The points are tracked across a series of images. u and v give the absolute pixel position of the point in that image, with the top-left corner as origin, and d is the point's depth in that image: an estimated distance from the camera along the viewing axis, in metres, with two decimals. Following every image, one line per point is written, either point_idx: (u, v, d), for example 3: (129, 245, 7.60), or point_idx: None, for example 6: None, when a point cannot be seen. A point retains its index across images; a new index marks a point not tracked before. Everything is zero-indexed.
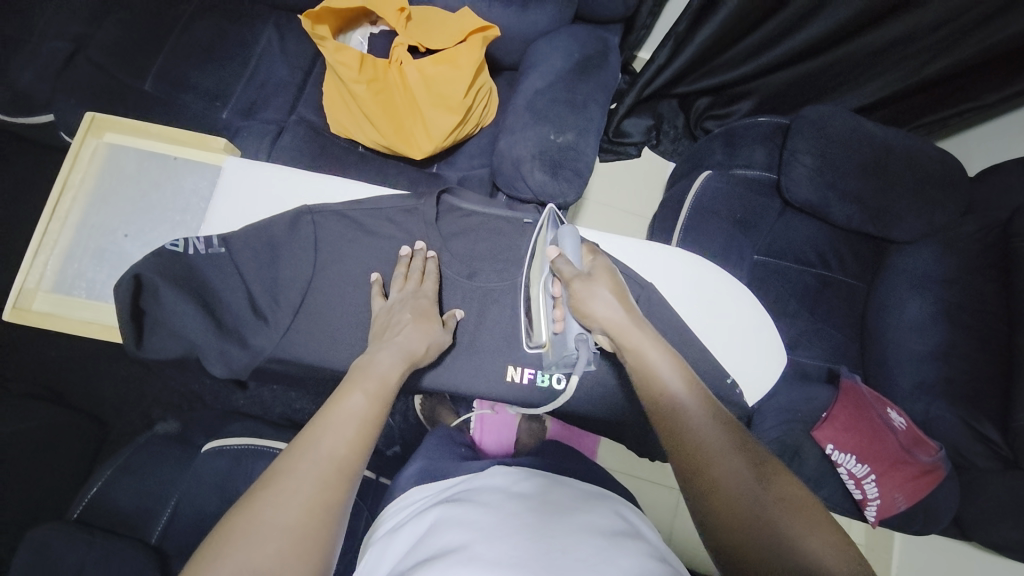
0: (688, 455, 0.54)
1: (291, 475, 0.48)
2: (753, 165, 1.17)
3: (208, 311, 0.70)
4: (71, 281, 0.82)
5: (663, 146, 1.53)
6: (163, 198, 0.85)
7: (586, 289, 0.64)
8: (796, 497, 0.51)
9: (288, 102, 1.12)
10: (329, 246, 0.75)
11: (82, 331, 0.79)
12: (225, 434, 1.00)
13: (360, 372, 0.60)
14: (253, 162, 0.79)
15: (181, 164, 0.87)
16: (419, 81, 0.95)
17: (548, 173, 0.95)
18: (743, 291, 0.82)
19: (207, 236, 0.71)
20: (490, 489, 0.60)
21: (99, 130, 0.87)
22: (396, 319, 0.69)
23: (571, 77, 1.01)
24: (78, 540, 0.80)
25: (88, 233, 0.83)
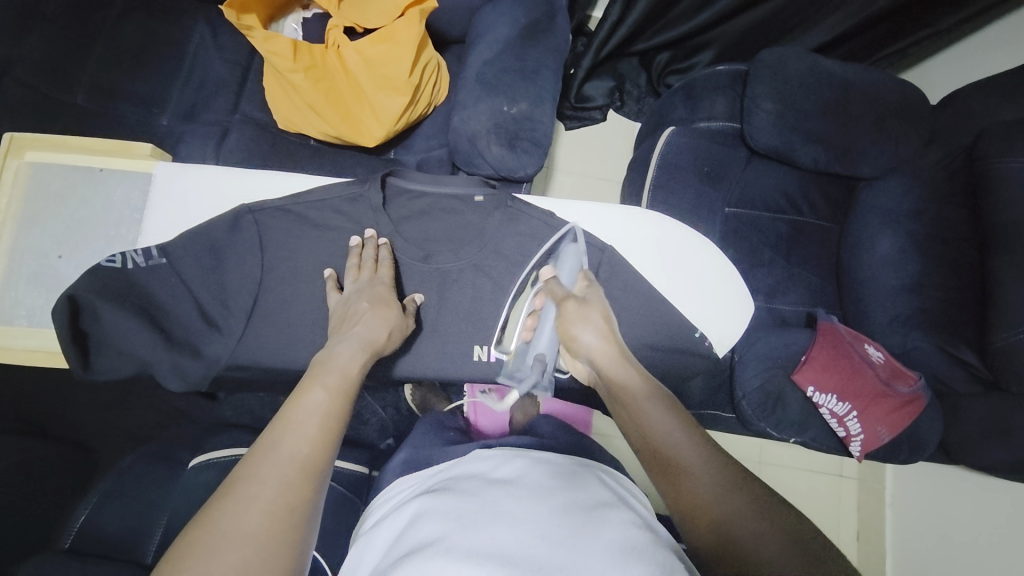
0: (667, 470, 0.55)
1: (250, 482, 0.47)
2: (715, 115, 1.15)
3: (153, 325, 0.69)
4: (10, 310, 0.78)
5: (629, 108, 1.49)
6: (93, 213, 0.80)
7: (581, 313, 0.65)
8: (793, 522, 0.49)
9: (231, 100, 1.07)
10: (275, 245, 0.73)
11: (28, 361, 0.76)
12: (210, 447, 0.99)
13: (318, 369, 0.58)
14: (186, 165, 0.76)
15: (108, 176, 0.82)
16: (360, 64, 0.90)
17: (505, 146, 0.93)
18: (708, 244, 0.82)
19: (145, 249, 0.69)
20: (469, 476, 0.60)
21: (19, 150, 0.82)
22: (353, 309, 0.67)
23: (519, 43, 0.98)
24: (69, 567, 0.79)
25: (19, 258, 0.79)
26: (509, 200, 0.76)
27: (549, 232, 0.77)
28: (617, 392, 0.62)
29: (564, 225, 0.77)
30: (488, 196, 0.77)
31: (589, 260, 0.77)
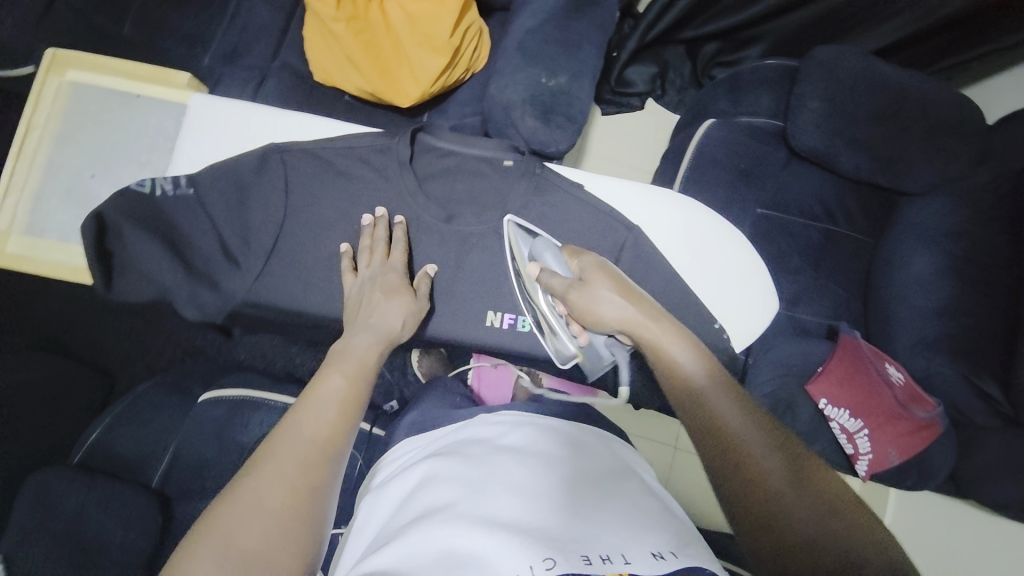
0: (723, 450, 0.53)
1: (271, 463, 0.51)
2: (758, 111, 1.12)
3: (175, 252, 0.70)
4: (42, 224, 0.80)
5: (669, 97, 1.45)
6: (128, 137, 0.81)
7: (588, 295, 0.65)
8: (825, 488, 0.51)
9: (270, 47, 1.07)
10: (301, 188, 0.73)
11: (54, 274, 0.78)
12: (222, 385, 1.02)
13: (333, 358, 0.62)
14: (220, 98, 0.76)
15: (145, 102, 0.83)
16: (402, 20, 0.89)
17: (540, 119, 0.91)
18: (736, 236, 0.79)
19: (174, 178, 0.70)
20: (478, 440, 0.59)
21: (61, 67, 0.83)
22: (367, 296, 0.68)
23: (565, 14, 0.95)
24: (76, 484, 0.85)
25: (55, 174, 0.81)
26: (538, 170, 0.75)
27: (573, 203, 0.75)
28: (655, 348, 0.61)
29: (589, 197, 0.76)
30: (517, 161, 0.75)
31: (611, 239, 0.76)
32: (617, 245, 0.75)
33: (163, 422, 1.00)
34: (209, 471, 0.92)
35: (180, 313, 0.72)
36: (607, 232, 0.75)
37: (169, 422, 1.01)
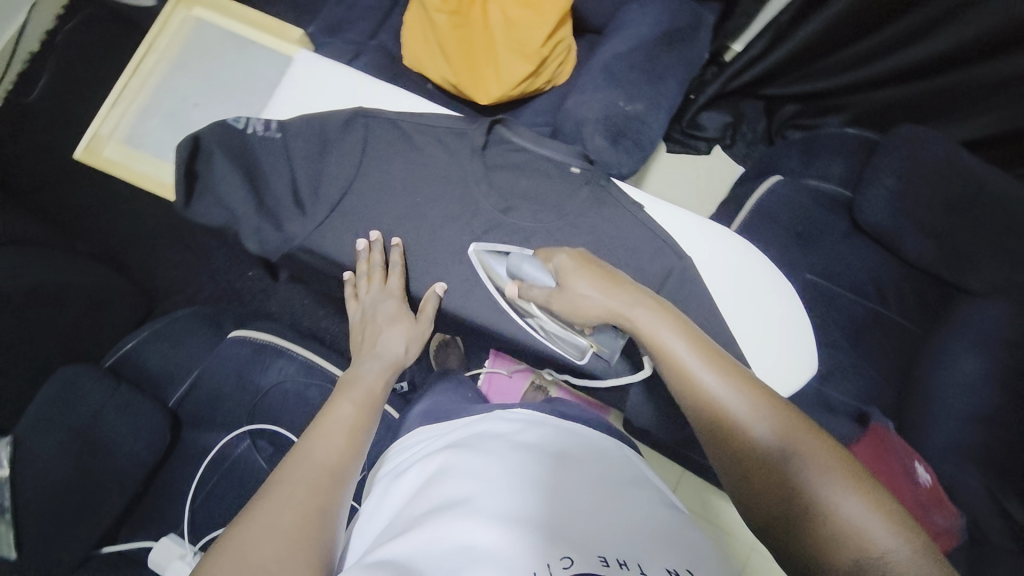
0: (727, 439, 0.55)
1: (282, 487, 0.56)
2: (828, 177, 1.10)
3: (252, 188, 0.74)
4: (142, 138, 0.86)
5: (736, 149, 1.43)
6: (233, 76, 0.87)
7: (566, 298, 0.66)
8: (827, 453, 0.51)
9: (371, 27, 1.14)
10: (376, 154, 0.77)
11: (140, 184, 0.84)
12: (251, 327, 1.05)
13: (345, 388, 0.69)
14: (323, 59, 0.81)
15: (256, 48, 0.88)
16: (500, 22, 0.93)
17: (609, 140, 0.93)
18: (785, 287, 0.77)
19: (267, 121, 0.75)
20: (491, 435, 0.59)
21: (192, 3, 0.90)
22: (372, 324, 0.75)
23: (655, 46, 0.97)
24: (105, 384, 0.89)
25: (163, 96, 0.87)
26: (603, 181, 0.77)
27: (630, 220, 0.76)
28: (643, 336, 0.61)
29: (646, 217, 0.76)
30: (584, 168, 0.77)
31: (660, 264, 0.76)
32: (663, 270, 0.75)
33: (191, 348, 1.03)
34: (228, 404, 0.98)
35: (241, 244, 0.76)
36: (657, 257, 0.75)
37: (195, 349, 1.03)
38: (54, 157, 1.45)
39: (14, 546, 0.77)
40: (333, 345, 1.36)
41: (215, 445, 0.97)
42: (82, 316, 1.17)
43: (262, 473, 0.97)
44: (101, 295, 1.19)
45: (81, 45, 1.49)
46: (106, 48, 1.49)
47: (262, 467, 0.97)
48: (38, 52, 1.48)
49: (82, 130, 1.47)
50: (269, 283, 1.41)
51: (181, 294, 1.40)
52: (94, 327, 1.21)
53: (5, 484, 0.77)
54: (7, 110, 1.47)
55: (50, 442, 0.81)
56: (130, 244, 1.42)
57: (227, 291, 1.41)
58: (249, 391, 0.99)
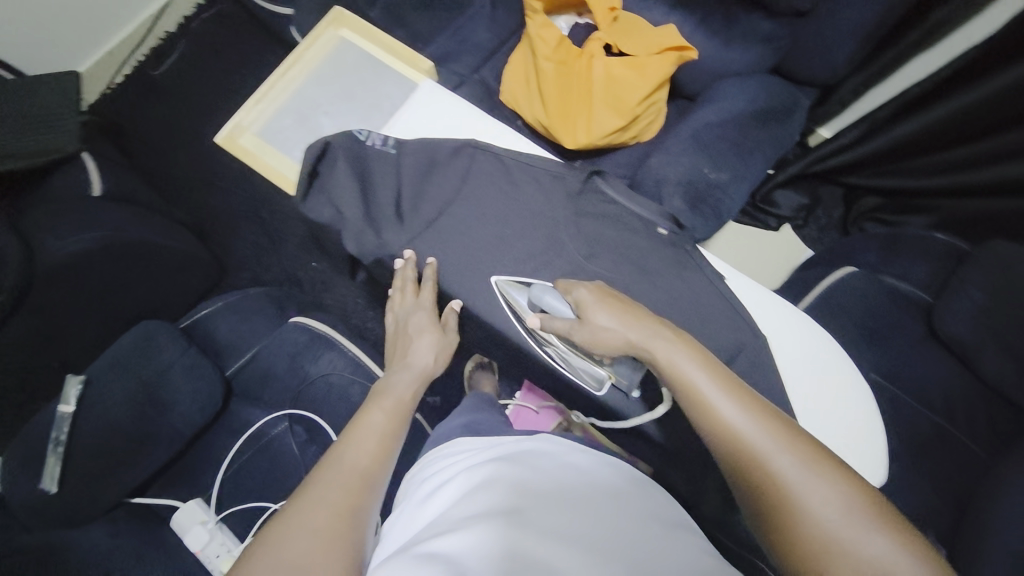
0: (741, 465, 0.57)
1: (319, 489, 0.61)
2: (907, 278, 1.07)
3: (363, 197, 0.79)
4: (273, 134, 0.92)
5: (808, 231, 1.42)
6: (364, 94, 0.94)
7: (588, 329, 0.69)
8: (853, 492, 0.52)
9: (475, 62, 1.22)
10: (478, 182, 0.82)
11: (267, 176, 0.90)
12: (312, 315, 1.11)
13: (378, 397, 0.75)
14: (445, 91, 0.88)
15: (390, 73, 0.95)
16: (602, 78, 0.97)
17: (688, 202, 0.95)
18: (858, 385, 0.75)
19: (386, 137, 0.82)
20: (525, 456, 0.67)
21: (341, 23, 0.97)
22: (405, 335, 0.82)
23: (749, 122, 0.99)
24: (179, 344, 0.95)
25: (299, 101, 0.93)
26: (687, 246, 0.78)
27: (709, 289, 0.76)
28: (664, 368, 0.64)
29: (726, 288, 0.76)
30: (672, 232, 0.79)
31: (734, 337, 0.74)
32: (734, 344, 0.74)
33: (254, 325, 1.08)
34: (277, 385, 1.02)
35: (342, 243, 0.82)
36: (731, 331, 0.75)
37: (258, 327, 1.08)
38: (168, 130, 1.60)
39: (56, 480, 0.82)
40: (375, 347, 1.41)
41: (257, 421, 1.01)
42: (164, 277, 1.26)
43: (292, 459, 1.00)
44: (185, 261, 1.29)
45: (214, 36, 1.66)
46: (234, 43, 1.66)
47: (294, 453, 1.00)
48: (176, 36, 1.66)
49: (197, 110, 1.62)
50: (329, 277, 1.48)
51: (248, 272, 1.50)
52: (171, 288, 1.30)
53: (67, 418, 0.86)
54: (138, 82, 1.63)
55: (115, 387, 0.90)
56: (215, 218, 1.54)
57: (289, 277, 1.49)
58: (298, 376, 1.03)
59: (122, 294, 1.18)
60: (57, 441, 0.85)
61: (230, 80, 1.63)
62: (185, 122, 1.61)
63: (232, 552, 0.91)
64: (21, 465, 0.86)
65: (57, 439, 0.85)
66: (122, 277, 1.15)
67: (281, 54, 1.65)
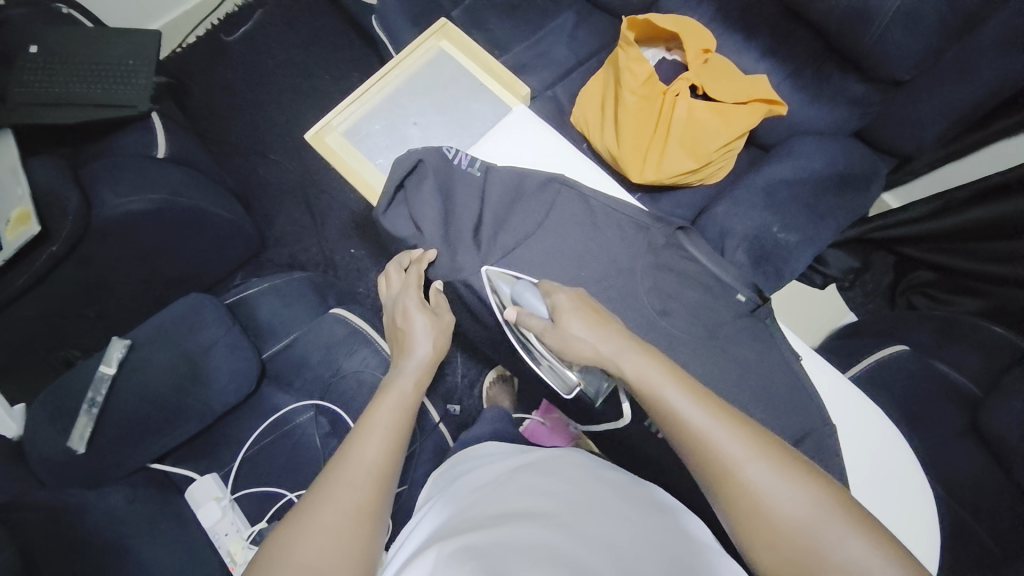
0: (711, 475, 0.53)
1: (330, 488, 0.59)
2: (959, 368, 0.99)
3: (444, 215, 0.80)
4: (359, 136, 0.91)
5: (853, 294, 1.37)
6: (452, 108, 0.93)
7: (560, 336, 0.64)
8: (825, 492, 0.51)
9: (550, 78, 1.20)
10: (559, 219, 0.81)
11: (347, 177, 0.88)
12: (350, 308, 1.10)
13: (382, 393, 0.71)
14: (536, 119, 0.89)
15: (482, 91, 0.94)
16: (684, 120, 0.95)
17: (750, 258, 0.94)
18: (925, 493, 0.72)
19: (473, 159, 0.83)
20: (524, 465, 0.69)
21: (443, 36, 0.96)
22: (398, 324, 0.78)
23: (826, 186, 0.96)
24: (222, 321, 0.95)
25: (389, 108, 0.92)
26: (767, 319, 0.75)
27: (782, 367, 0.73)
28: (630, 378, 0.59)
29: (800, 369, 0.73)
30: (752, 301, 0.76)
31: (801, 421, 0.71)
32: (802, 429, 0.70)
33: (293, 311, 1.08)
34: (309, 374, 1.03)
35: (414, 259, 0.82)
36: (799, 414, 0.71)
37: (297, 313, 1.08)
38: (230, 97, 1.62)
39: (84, 441, 0.85)
40: None
41: (283, 408, 1.01)
42: (208, 245, 1.26)
43: (312, 451, 0.99)
44: (230, 232, 1.29)
45: (288, 12, 1.67)
46: (307, 20, 1.66)
47: (315, 445, 0.99)
48: (252, 5, 1.67)
49: (261, 80, 1.63)
50: (364, 265, 1.47)
51: (287, 248, 1.50)
52: (212, 256, 1.30)
53: (106, 379, 0.89)
54: (210, 45, 1.65)
55: (158, 357, 0.92)
56: (262, 190, 1.54)
57: (326, 259, 1.48)
58: (330, 369, 1.03)
59: (167, 256, 1.18)
60: (92, 402, 0.88)
61: (297, 56, 1.63)
62: (246, 91, 1.62)
63: (241, 532, 0.91)
64: (58, 417, 0.88)
65: (93, 399, 0.88)
66: (171, 240, 1.16)
67: (352, 36, 1.64)
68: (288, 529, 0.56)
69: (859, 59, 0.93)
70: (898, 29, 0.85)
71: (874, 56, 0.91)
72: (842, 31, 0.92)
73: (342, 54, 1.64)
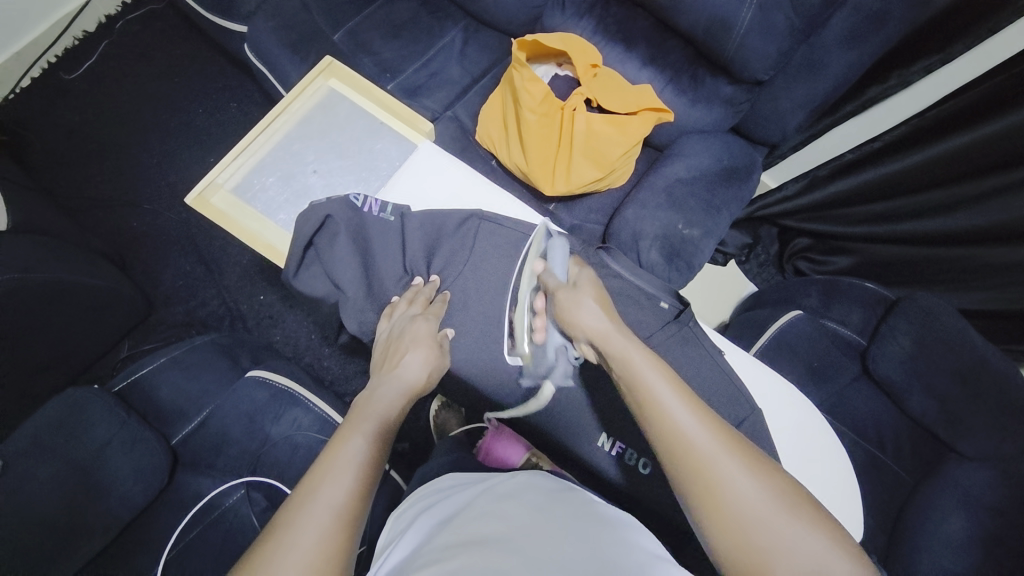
0: (683, 462, 0.52)
1: (289, 533, 0.49)
2: (845, 324, 1.12)
3: (363, 269, 0.77)
4: (251, 191, 0.84)
5: (749, 266, 1.50)
6: (351, 147, 0.88)
7: (572, 296, 0.65)
8: (786, 490, 0.51)
9: (448, 98, 1.18)
10: (483, 253, 0.80)
11: (247, 240, 0.81)
12: (269, 366, 1.01)
13: (355, 417, 0.61)
14: (443, 153, 0.87)
15: (382, 127, 0.90)
16: (583, 132, 0.98)
17: (663, 257, 1.01)
18: (839, 451, 0.81)
19: (384, 203, 0.79)
20: (483, 489, 0.62)
21: (330, 74, 0.91)
22: (399, 342, 0.70)
23: (716, 181, 1.06)
24: (114, 416, 0.85)
25: (284, 157, 0.86)
26: (691, 323, 0.79)
27: (711, 365, 0.77)
28: (623, 369, 0.58)
29: (725, 362, 0.78)
30: (674, 307, 0.79)
31: (734, 411, 0.76)
32: (733, 417, 0.75)
33: (203, 384, 0.97)
34: (232, 452, 0.93)
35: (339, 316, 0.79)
36: (730, 405, 0.75)
37: (208, 385, 0.97)
38: (83, 143, 1.40)
39: None
40: (331, 388, 1.30)
41: (210, 491, 0.91)
42: (82, 319, 1.09)
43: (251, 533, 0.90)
44: (107, 301, 1.12)
45: (141, 40, 1.48)
46: (165, 48, 1.48)
47: (251, 525, 0.88)
48: (96, 36, 1.46)
49: (120, 121, 1.43)
50: (276, 311, 1.34)
51: (181, 305, 1.33)
52: (90, 332, 1.13)
53: None
54: (47, 87, 1.42)
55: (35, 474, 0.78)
56: (139, 245, 1.36)
57: (231, 310, 1.34)
58: (256, 440, 0.94)
59: (30, 341, 1.00)
60: None
61: (160, 88, 1.46)
62: (102, 134, 1.42)
63: None
64: None
65: None
66: (30, 326, 0.98)
67: (222, 63, 1.49)
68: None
69: (726, 62, 1.03)
70: (755, 36, 0.96)
71: (739, 60, 1.01)
72: (709, 39, 1.01)
73: (212, 80, 1.48)
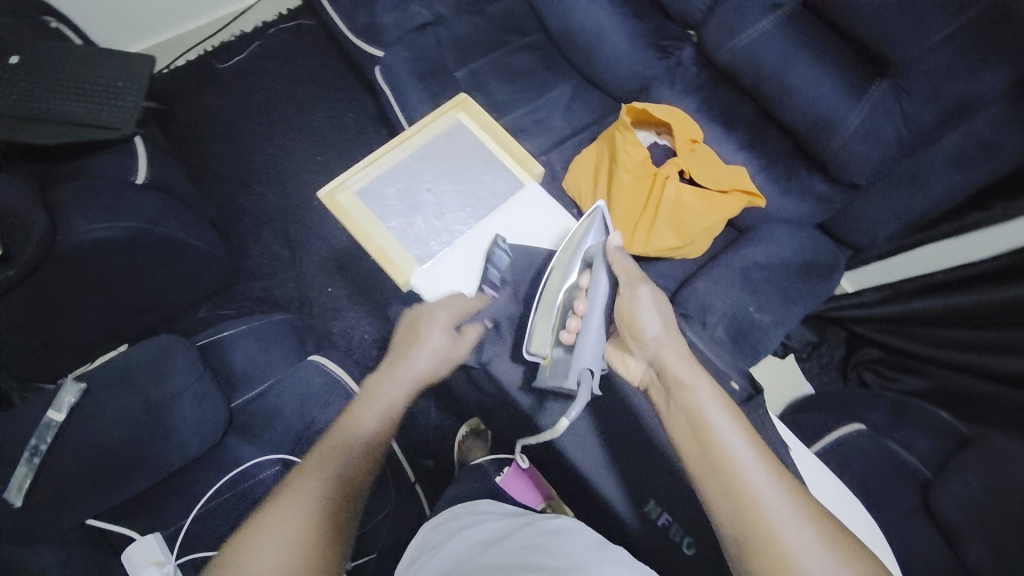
0: (744, 512, 0.58)
1: (299, 495, 0.64)
2: (910, 449, 1.03)
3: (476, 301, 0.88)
4: (371, 196, 0.92)
5: (810, 364, 1.45)
6: (466, 175, 0.96)
7: (638, 304, 0.77)
8: (845, 551, 0.56)
9: (546, 145, 1.26)
10: None
11: (358, 238, 0.89)
12: (330, 355, 1.07)
13: (370, 398, 0.75)
14: (550, 202, 0.94)
15: (496, 163, 0.97)
16: (673, 200, 1.01)
17: (729, 336, 1.00)
18: None
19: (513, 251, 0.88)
20: (518, 526, 0.64)
21: (461, 108, 1.00)
22: (425, 325, 0.81)
23: (797, 273, 1.05)
24: (193, 368, 0.92)
25: (406, 172, 0.94)
26: (759, 410, 0.78)
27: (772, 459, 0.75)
28: (694, 412, 0.66)
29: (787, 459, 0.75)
30: (744, 389, 0.80)
31: None
32: None
33: (269, 357, 1.03)
34: (279, 427, 0.97)
35: None
36: None
37: (273, 359, 1.04)
38: (217, 122, 1.59)
39: (22, 493, 0.77)
40: None
41: (247, 461, 0.94)
42: (179, 276, 1.20)
43: None
44: (204, 264, 1.24)
45: (287, 47, 1.68)
46: (305, 57, 1.67)
47: None
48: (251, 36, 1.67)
49: (251, 110, 1.61)
50: (341, 305, 1.42)
51: (260, 281, 1.44)
52: (183, 286, 1.24)
53: (53, 427, 0.81)
54: (201, 70, 1.62)
55: (114, 405, 0.86)
56: (240, 219, 1.50)
57: (302, 296, 1.43)
58: (303, 423, 0.98)
59: (132, 284, 1.11)
60: (34, 450, 0.80)
61: (292, 89, 1.64)
62: (233, 118, 1.60)
63: None
64: None
65: (35, 448, 0.80)
66: (137, 270, 1.09)
67: (350, 78, 1.66)
68: (261, 521, 0.62)
69: (824, 161, 1.04)
70: (860, 143, 0.97)
71: (838, 162, 1.02)
72: (811, 136, 1.03)
73: (337, 91, 1.65)
